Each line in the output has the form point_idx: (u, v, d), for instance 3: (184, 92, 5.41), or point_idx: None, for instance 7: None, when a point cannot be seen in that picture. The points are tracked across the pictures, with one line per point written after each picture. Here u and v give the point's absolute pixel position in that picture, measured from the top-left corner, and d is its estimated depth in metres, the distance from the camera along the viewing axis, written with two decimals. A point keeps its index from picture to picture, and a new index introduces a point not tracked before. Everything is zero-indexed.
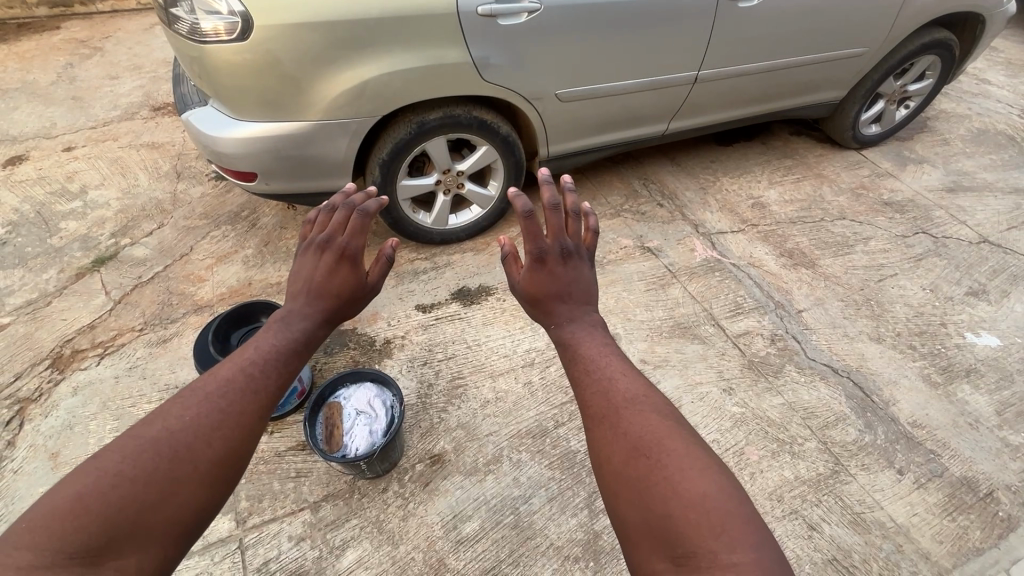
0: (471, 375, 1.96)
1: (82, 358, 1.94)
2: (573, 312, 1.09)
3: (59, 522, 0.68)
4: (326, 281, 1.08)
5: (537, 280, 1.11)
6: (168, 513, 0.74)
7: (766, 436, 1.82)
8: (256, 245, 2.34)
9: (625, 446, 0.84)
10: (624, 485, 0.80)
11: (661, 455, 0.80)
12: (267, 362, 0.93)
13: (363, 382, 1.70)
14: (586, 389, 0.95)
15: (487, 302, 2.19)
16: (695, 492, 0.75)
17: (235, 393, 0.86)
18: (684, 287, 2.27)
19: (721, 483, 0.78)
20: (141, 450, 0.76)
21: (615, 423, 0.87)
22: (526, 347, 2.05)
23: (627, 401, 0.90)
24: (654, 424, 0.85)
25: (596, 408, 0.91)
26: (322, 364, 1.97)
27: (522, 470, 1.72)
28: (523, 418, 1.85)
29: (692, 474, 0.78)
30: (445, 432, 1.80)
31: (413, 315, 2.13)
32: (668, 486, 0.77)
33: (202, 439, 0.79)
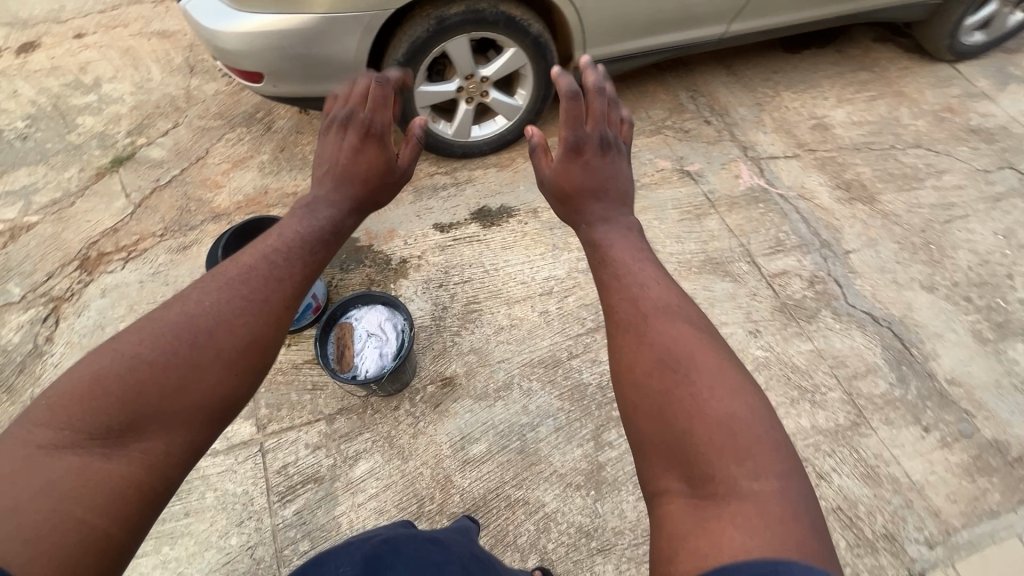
0: (486, 301, 1.92)
1: (108, 261, 1.98)
2: (608, 212, 1.02)
3: (80, 402, 0.69)
4: (351, 162, 1.09)
5: (575, 173, 1.04)
6: (195, 397, 0.74)
7: (787, 382, 1.75)
8: (271, 151, 2.24)
9: (650, 356, 0.78)
10: (643, 396, 0.76)
11: (690, 371, 0.74)
12: (293, 245, 0.93)
13: (374, 304, 1.64)
14: (614, 292, 0.88)
15: (507, 224, 2.08)
16: (721, 413, 0.70)
17: (257, 280, 0.86)
18: (722, 220, 2.09)
19: (754, 406, 0.71)
20: (160, 336, 0.76)
21: (643, 329, 0.81)
22: (545, 276, 1.97)
23: (657, 309, 0.83)
24: (685, 335, 0.79)
25: (624, 314, 0.84)
26: (338, 281, 1.96)
27: (531, 399, 1.73)
28: (537, 346, 1.83)
29: (721, 394, 0.71)
30: (458, 356, 1.80)
31: (431, 234, 2.06)
32: (693, 405, 0.71)
33: (224, 327, 0.79)
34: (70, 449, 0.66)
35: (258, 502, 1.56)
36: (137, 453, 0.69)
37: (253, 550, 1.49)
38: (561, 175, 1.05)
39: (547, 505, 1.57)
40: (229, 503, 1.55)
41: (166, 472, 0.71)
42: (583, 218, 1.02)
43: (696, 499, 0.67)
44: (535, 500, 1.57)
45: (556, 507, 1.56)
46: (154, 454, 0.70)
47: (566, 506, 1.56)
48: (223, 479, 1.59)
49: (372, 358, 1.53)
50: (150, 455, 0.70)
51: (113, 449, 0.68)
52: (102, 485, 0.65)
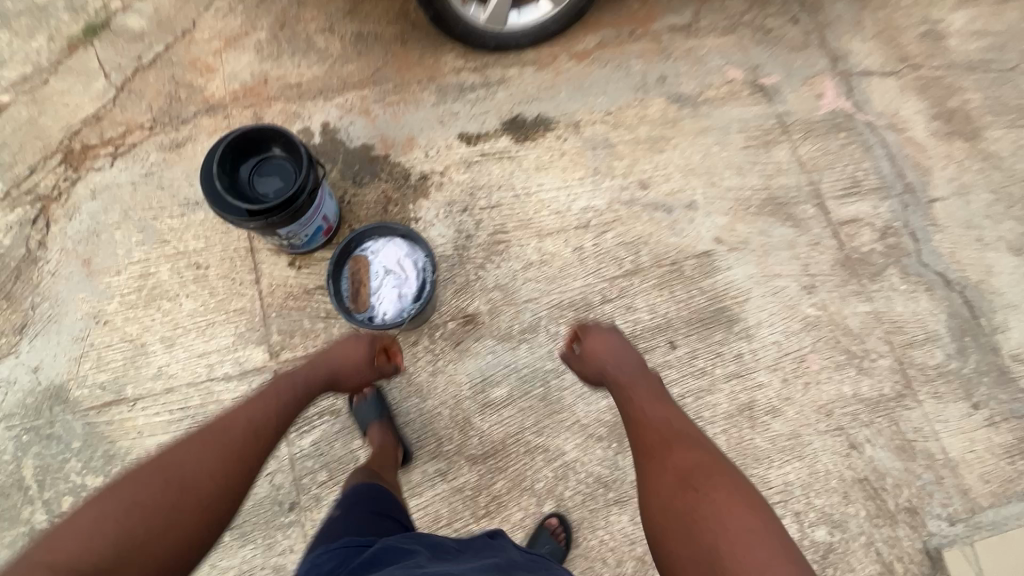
0: (515, 231, 1.72)
1: (95, 156, 1.77)
2: (638, 380, 1.17)
3: (78, 541, 0.77)
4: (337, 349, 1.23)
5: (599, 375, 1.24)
6: (168, 538, 0.83)
7: (835, 346, 1.62)
8: (268, 27, 1.89)
9: (674, 477, 0.93)
10: (668, 524, 0.88)
11: (707, 490, 0.88)
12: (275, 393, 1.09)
13: (392, 236, 1.45)
14: (640, 423, 1.07)
15: (543, 140, 1.81)
16: (737, 528, 0.82)
17: (237, 432, 0.99)
18: (792, 151, 1.81)
19: (766, 523, 0.84)
20: (154, 480, 0.87)
21: (666, 457, 0.97)
22: (583, 206, 1.75)
23: (676, 436, 1.01)
24: (701, 459, 0.95)
25: (649, 442, 1.01)
26: (351, 197, 1.75)
27: (558, 344, 1.62)
28: (568, 287, 1.67)
29: (735, 511, 0.85)
30: (481, 292, 1.66)
31: (456, 147, 1.80)
32: (715, 520, 0.84)
33: (205, 473, 0.91)
34: None
35: None
36: None
37: (272, 476, 1.50)
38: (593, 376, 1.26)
39: (567, 454, 1.54)
40: None
41: None
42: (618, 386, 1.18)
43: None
44: (555, 447, 1.54)
45: (576, 456, 1.53)
46: None
47: (586, 456, 1.53)
48: None
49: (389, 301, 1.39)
50: None
51: None
52: None
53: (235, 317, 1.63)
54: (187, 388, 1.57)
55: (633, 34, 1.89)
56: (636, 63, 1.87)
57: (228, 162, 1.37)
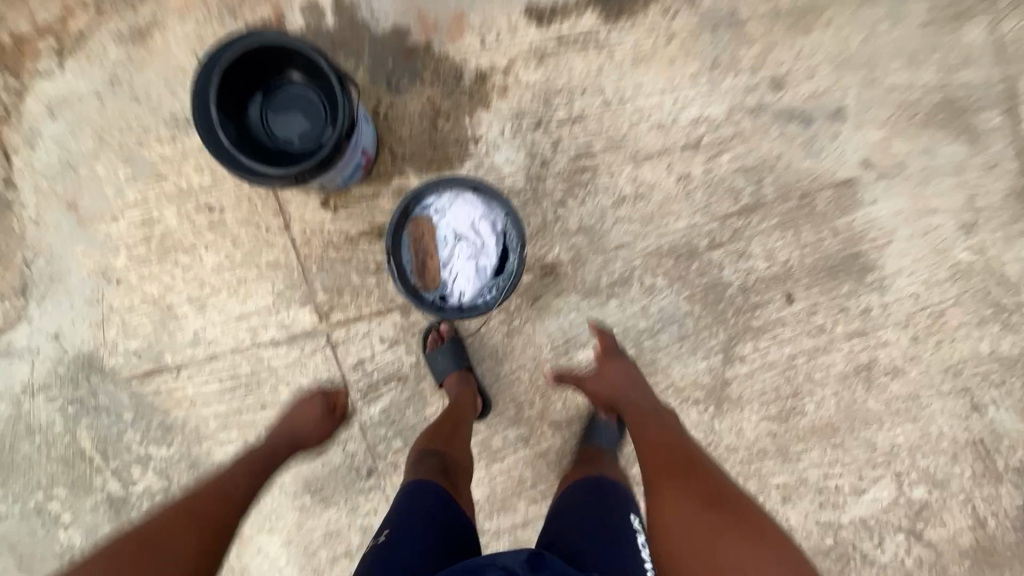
0: (604, 155, 1.34)
1: (37, 54, 1.31)
2: (637, 394, 1.19)
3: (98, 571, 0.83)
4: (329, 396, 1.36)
5: (608, 380, 1.23)
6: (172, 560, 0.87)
7: (983, 298, 1.36)
8: None
9: (699, 495, 0.91)
10: (676, 550, 0.86)
11: (733, 511, 0.88)
12: (263, 461, 1.20)
13: (462, 192, 1.25)
14: (648, 441, 1.05)
15: (644, 17, 1.30)
16: (767, 557, 0.81)
17: (228, 479, 1.11)
18: (986, 29, 1.31)
19: (785, 553, 0.83)
20: (167, 515, 0.95)
21: (689, 478, 0.94)
22: (693, 118, 1.33)
23: (693, 458, 1.00)
24: (721, 483, 0.94)
25: (664, 461, 0.99)
26: (387, 109, 1.33)
27: (653, 299, 1.37)
28: (668, 228, 1.36)
29: (761, 541, 0.83)
30: (563, 237, 1.36)
31: (524, 30, 1.31)
32: (739, 546, 0.82)
33: (208, 510, 1.00)
34: None
35: None
36: None
37: (344, 444, 1.41)
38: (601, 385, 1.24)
39: None
40: (307, 398, 1.40)
41: None
42: (626, 409, 1.17)
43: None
44: None
45: None
46: None
47: None
48: (293, 372, 1.39)
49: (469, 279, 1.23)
50: None
51: None
52: None
53: (269, 272, 1.37)
54: (233, 355, 1.39)
55: None
56: None
57: (230, 83, 0.96)
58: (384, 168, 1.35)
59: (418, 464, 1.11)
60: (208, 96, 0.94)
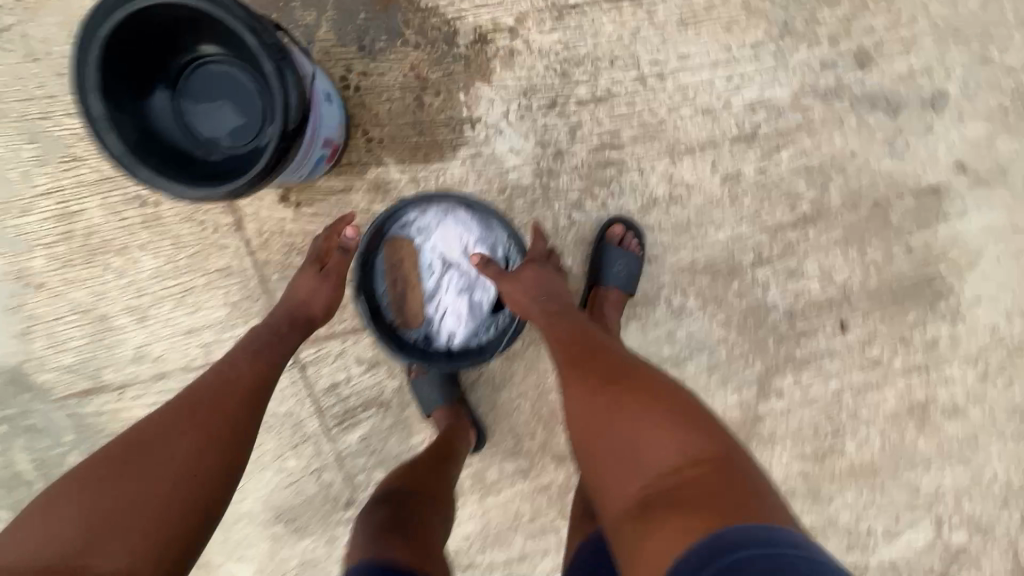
0: (633, 147, 1.06)
1: None
2: (557, 294, 0.96)
3: (63, 511, 0.61)
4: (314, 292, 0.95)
5: (532, 287, 0.95)
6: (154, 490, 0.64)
7: None
8: None
9: (613, 389, 0.79)
10: (593, 447, 0.78)
11: (648, 398, 0.77)
12: (265, 349, 0.85)
13: (450, 214, 1.05)
14: (555, 336, 0.90)
15: None
16: (683, 451, 0.71)
17: (226, 374, 0.79)
18: None
19: (707, 434, 0.73)
20: (144, 429, 0.70)
21: (595, 367, 0.83)
22: (751, 102, 1.04)
23: (600, 343, 0.87)
24: (636, 370, 0.82)
25: (574, 356, 0.86)
26: (360, 79, 1.04)
27: (682, 323, 1.15)
28: (707, 240, 1.11)
29: (680, 432, 0.72)
30: (578, 247, 1.11)
31: None
32: (656, 447, 0.72)
33: (193, 422, 0.71)
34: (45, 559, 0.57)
35: (311, 425, 1.21)
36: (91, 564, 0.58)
37: (319, 474, 1.24)
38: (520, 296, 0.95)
39: None
40: (273, 424, 1.21)
41: None
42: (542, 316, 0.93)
43: (637, 519, 0.68)
44: None
45: None
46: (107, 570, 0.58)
47: None
48: None
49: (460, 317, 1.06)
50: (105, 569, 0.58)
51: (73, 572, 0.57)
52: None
53: (221, 281, 1.13)
54: (184, 374, 1.18)
55: None
56: None
57: (123, 58, 0.66)
58: (357, 156, 1.07)
59: (371, 510, 0.85)
60: (96, 75, 0.64)
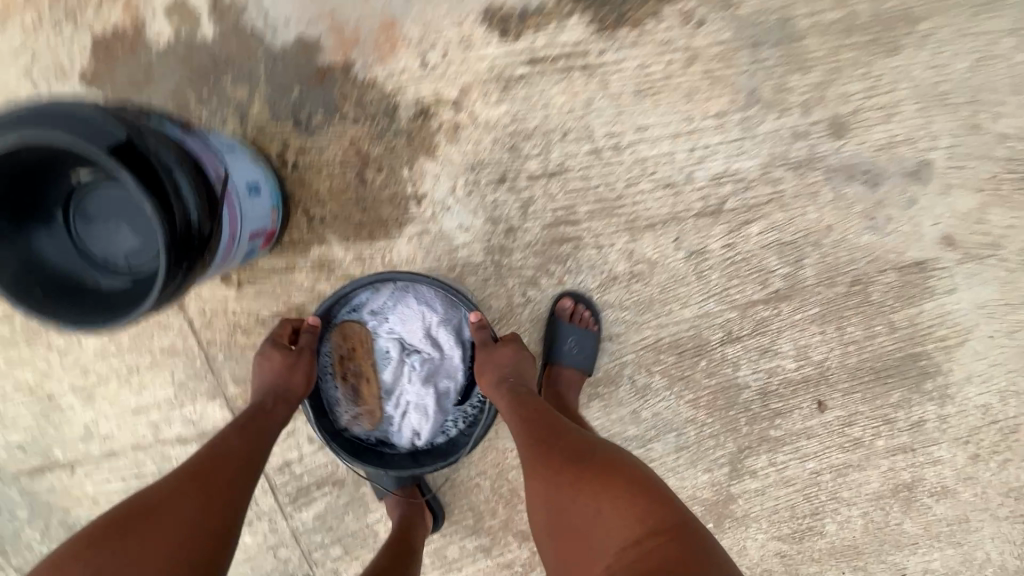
0: (590, 222, 0.99)
1: None
2: (523, 377, 0.89)
3: None
4: (285, 372, 0.88)
5: (496, 374, 0.88)
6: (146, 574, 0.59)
7: None
8: None
9: (569, 467, 0.74)
10: (550, 530, 0.73)
11: (603, 475, 0.72)
12: (259, 420, 0.81)
13: (411, 301, 0.98)
14: (511, 415, 0.84)
15: (653, 27, 0.91)
16: (646, 527, 0.67)
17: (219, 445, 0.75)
18: None
19: (665, 506, 0.69)
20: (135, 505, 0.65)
21: (549, 447, 0.77)
22: (716, 175, 0.96)
23: (552, 418, 0.82)
24: (591, 444, 0.78)
25: (530, 435, 0.80)
26: (298, 155, 0.98)
27: (647, 402, 1.08)
28: (672, 317, 1.04)
29: (640, 509, 0.69)
30: (534, 325, 1.05)
31: (481, 45, 0.93)
32: (617, 528, 0.68)
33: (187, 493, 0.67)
34: None
35: (264, 502, 1.18)
36: None
37: (274, 550, 1.20)
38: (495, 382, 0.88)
39: None
40: None
41: None
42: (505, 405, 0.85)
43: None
44: None
45: None
46: None
47: None
48: None
49: (421, 415, 0.98)
50: None
51: None
52: None
53: (166, 360, 1.10)
54: (132, 452, 1.15)
55: None
56: None
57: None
58: (299, 235, 1.02)
59: None
60: None
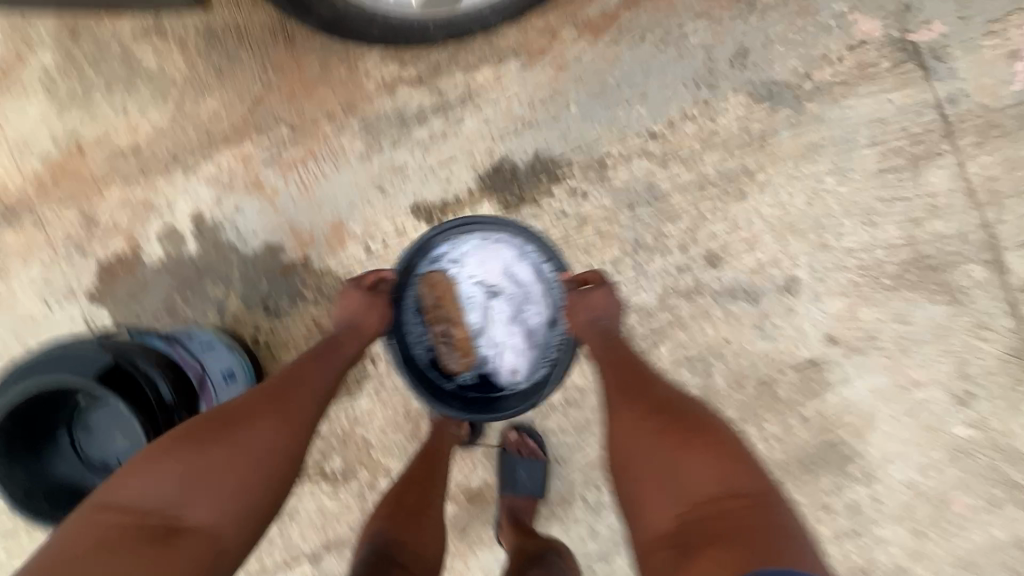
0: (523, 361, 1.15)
1: None
2: (613, 326, 1.01)
3: (160, 471, 0.72)
4: (363, 311, 1.01)
5: (585, 313, 1.01)
6: (239, 480, 0.75)
7: (992, 478, 1.14)
8: (62, 51, 1.12)
9: (658, 420, 0.84)
10: (635, 473, 0.82)
11: (696, 435, 0.81)
12: (321, 356, 0.94)
13: (499, 247, 1.11)
14: (610, 361, 0.97)
15: (550, 202, 1.13)
16: (719, 485, 0.74)
17: (294, 373, 0.90)
18: (953, 172, 1.11)
19: (745, 474, 0.76)
20: (224, 416, 0.80)
21: (643, 394, 0.89)
22: (622, 309, 1.14)
23: (654, 379, 0.93)
24: (690, 408, 0.87)
25: (630, 382, 0.92)
26: (269, 335, 1.15)
27: (602, 517, 1.16)
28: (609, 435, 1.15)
29: (720, 469, 0.76)
30: (488, 456, 1.16)
31: (414, 231, 1.14)
32: (693, 478, 0.76)
33: (269, 416, 0.82)
34: (150, 522, 0.69)
35: None
36: (189, 541, 0.69)
37: None
38: (582, 323, 1.02)
39: None
40: None
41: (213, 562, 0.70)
42: (601, 349, 0.99)
43: (677, 545, 0.71)
44: None
45: None
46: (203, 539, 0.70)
47: None
48: None
49: (506, 354, 1.14)
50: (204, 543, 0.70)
51: (167, 539, 0.68)
52: (131, 533, 0.66)
53: None
54: None
55: None
56: (695, 33, 1.10)
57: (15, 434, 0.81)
58: None
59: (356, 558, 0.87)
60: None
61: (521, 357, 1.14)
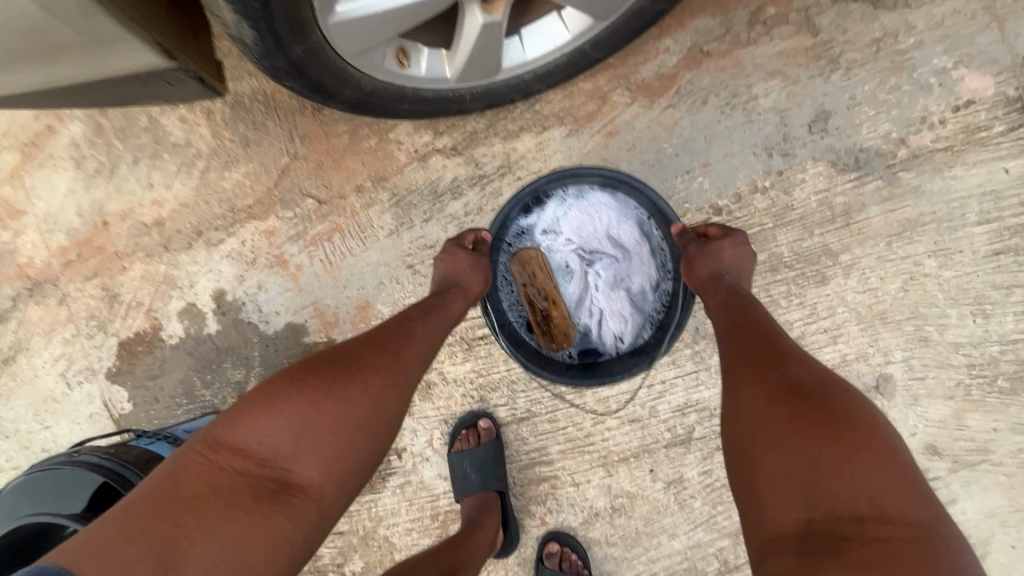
0: (564, 460, 1.02)
1: None
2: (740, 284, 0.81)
3: (260, 416, 0.60)
4: (463, 268, 0.89)
5: (709, 267, 0.83)
6: (342, 450, 0.62)
7: None
8: (90, 125, 1.08)
9: (795, 399, 0.58)
10: (751, 454, 0.57)
11: (850, 428, 0.54)
12: (428, 313, 0.80)
13: (592, 200, 1.01)
14: (725, 325, 0.73)
15: None
16: (877, 505, 0.49)
17: (396, 324, 0.75)
18: None
19: (910, 500, 0.50)
20: (326, 361, 0.66)
21: (775, 362, 0.63)
22: (678, 407, 1.00)
23: (789, 347, 0.67)
24: (839, 386, 0.60)
25: (748, 350, 0.67)
26: None
27: None
28: (664, 550, 1.00)
29: (885, 484, 0.50)
30: (524, 566, 1.03)
31: None
32: (848, 479, 0.50)
33: (378, 371, 0.67)
34: (251, 479, 0.57)
35: None
36: (295, 508, 0.57)
37: None
38: (705, 277, 0.82)
39: None
40: None
41: (311, 530, 0.58)
42: (716, 311, 0.77)
43: (807, 558, 0.47)
44: None
45: None
46: (306, 504, 0.58)
47: None
48: None
49: (610, 318, 1.02)
50: (306, 512, 0.58)
51: (275, 504, 0.56)
52: (218, 492, 0.55)
53: None
54: None
55: (757, 28, 0.96)
56: (766, 95, 0.96)
57: None
58: None
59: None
60: None
61: (628, 324, 1.02)
